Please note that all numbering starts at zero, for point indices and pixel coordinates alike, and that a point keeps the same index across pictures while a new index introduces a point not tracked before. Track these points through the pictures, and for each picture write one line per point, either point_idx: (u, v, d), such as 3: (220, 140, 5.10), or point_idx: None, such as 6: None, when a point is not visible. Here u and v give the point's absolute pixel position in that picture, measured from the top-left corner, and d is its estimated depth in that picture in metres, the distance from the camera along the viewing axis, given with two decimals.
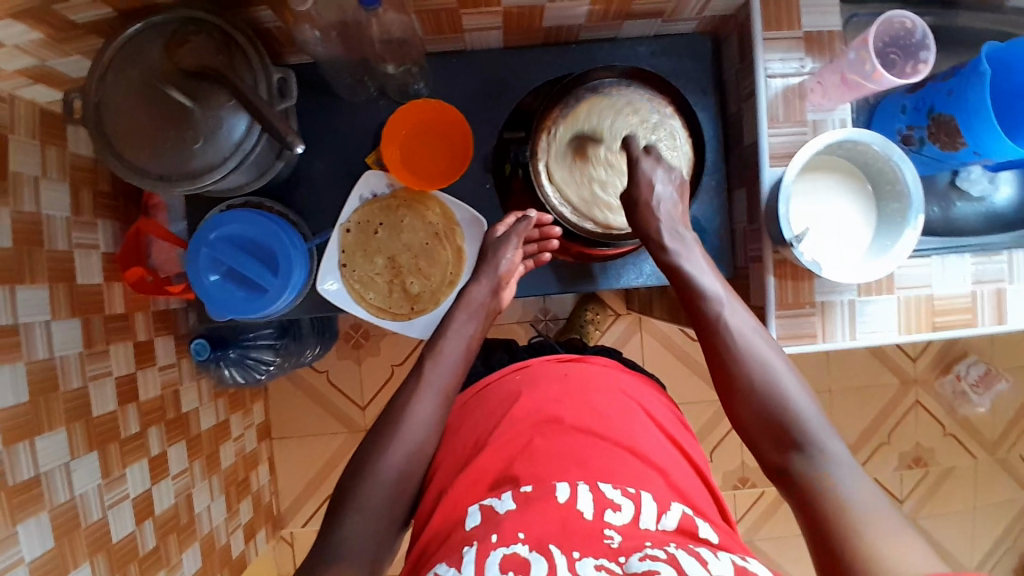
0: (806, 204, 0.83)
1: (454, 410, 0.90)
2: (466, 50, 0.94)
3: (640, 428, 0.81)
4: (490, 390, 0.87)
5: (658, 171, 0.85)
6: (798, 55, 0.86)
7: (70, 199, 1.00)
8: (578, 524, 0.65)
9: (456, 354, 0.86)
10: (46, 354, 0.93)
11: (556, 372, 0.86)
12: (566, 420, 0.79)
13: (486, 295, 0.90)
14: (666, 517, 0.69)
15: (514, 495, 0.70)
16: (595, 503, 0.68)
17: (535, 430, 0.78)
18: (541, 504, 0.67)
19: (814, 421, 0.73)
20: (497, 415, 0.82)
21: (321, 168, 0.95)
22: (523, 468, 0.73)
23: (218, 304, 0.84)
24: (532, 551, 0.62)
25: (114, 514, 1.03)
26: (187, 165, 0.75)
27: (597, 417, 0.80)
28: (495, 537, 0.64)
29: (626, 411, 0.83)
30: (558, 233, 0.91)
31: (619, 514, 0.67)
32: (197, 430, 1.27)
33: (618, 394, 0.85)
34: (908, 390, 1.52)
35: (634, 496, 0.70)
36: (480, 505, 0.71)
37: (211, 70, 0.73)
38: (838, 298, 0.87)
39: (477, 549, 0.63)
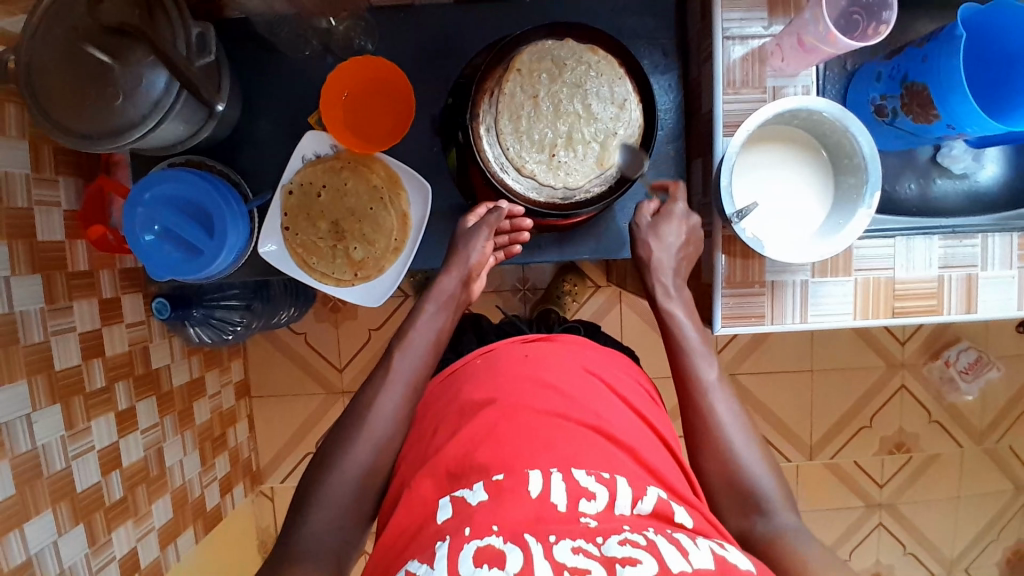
0: (758, 177, 0.78)
1: (425, 397, 0.88)
2: (414, 6, 0.90)
3: (610, 411, 0.78)
4: (460, 376, 0.85)
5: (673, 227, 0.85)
6: (760, 15, 0.80)
7: (30, 157, 1.00)
8: (551, 514, 0.63)
9: (424, 344, 0.84)
10: (6, 309, 0.95)
11: (518, 353, 0.84)
12: (530, 404, 0.75)
13: (457, 285, 0.87)
14: (641, 501, 0.66)
15: (486, 485, 0.66)
16: (568, 493, 0.65)
17: (500, 413, 0.74)
18: (514, 495, 0.64)
19: (773, 492, 0.72)
20: (461, 403, 0.79)
21: (266, 127, 0.93)
22: (488, 454, 0.69)
23: (155, 265, 0.84)
24: (507, 542, 0.59)
25: (79, 464, 1.07)
26: (108, 123, 0.74)
27: (562, 399, 0.76)
28: (468, 530, 0.61)
29: (594, 393, 0.80)
30: (529, 225, 0.89)
31: (593, 503, 0.64)
32: (168, 387, 1.30)
33: (582, 373, 0.82)
34: (894, 373, 1.47)
35: (608, 482, 0.67)
36: (451, 497, 0.68)
37: (129, 25, 0.71)
38: (791, 278, 0.83)
39: (449, 543, 0.60)
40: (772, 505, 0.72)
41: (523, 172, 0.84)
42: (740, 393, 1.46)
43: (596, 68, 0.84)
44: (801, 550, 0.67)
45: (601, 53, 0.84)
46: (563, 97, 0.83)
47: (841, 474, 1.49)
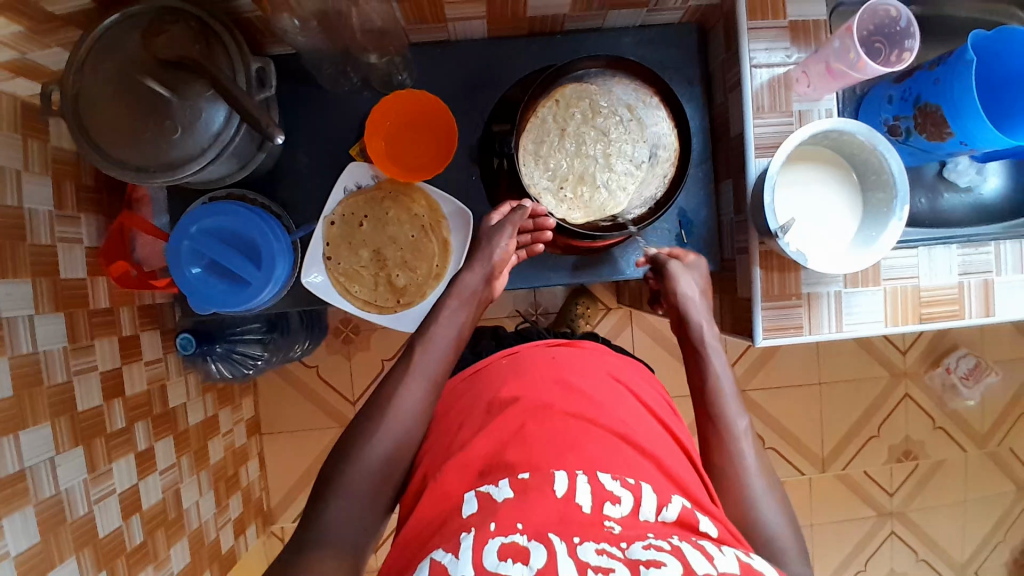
0: (794, 194, 0.83)
1: (445, 394, 0.85)
2: (450, 41, 0.94)
3: (634, 417, 0.76)
4: (484, 375, 0.82)
5: (693, 282, 0.88)
6: (783, 45, 0.86)
7: (53, 194, 0.98)
8: (575, 516, 0.61)
9: (446, 339, 0.82)
10: (30, 349, 0.90)
11: (544, 355, 0.82)
12: (558, 407, 0.73)
13: (479, 283, 0.86)
14: (667, 509, 0.64)
15: (511, 482, 0.65)
16: (594, 496, 0.63)
17: (527, 413, 0.73)
18: (539, 495, 0.63)
19: (781, 531, 0.71)
20: (484, 401, 0.77)
21: (304, 159, 0.95)
22: (515, 455, 0.68)
23: (201, 297, 0.84)
24: (531, 540, 0.57)
25: (100, 509, 1.00)
26: (165, 155, 0.75)
27: (590, 402, 0.75)
28: (493, 525, 0.60)
29: (617, 397, 0.78)
30: (552, 224, 0.87)
31: (617, 506, 0.62)
32: (184, 425, 1.25)
33: (607, 378, 0.80)
34: (898, 383, 1.53)
35: (634, 487, 0.65)
36: (476, 492, 0.66)
37: (189, 59, 0.73)
38: (825, 289, 0.87)
39: (474, 537, 0.59)
40: (787, 556, 0.69)
41: (563, 195, 0.89)
42: (753, 409, 1.50)
43: (630, 99, 0.88)
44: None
45: (637, 83, 0.87)
46: (599, 124, 0.88)
47: (852, 484, 1.53)
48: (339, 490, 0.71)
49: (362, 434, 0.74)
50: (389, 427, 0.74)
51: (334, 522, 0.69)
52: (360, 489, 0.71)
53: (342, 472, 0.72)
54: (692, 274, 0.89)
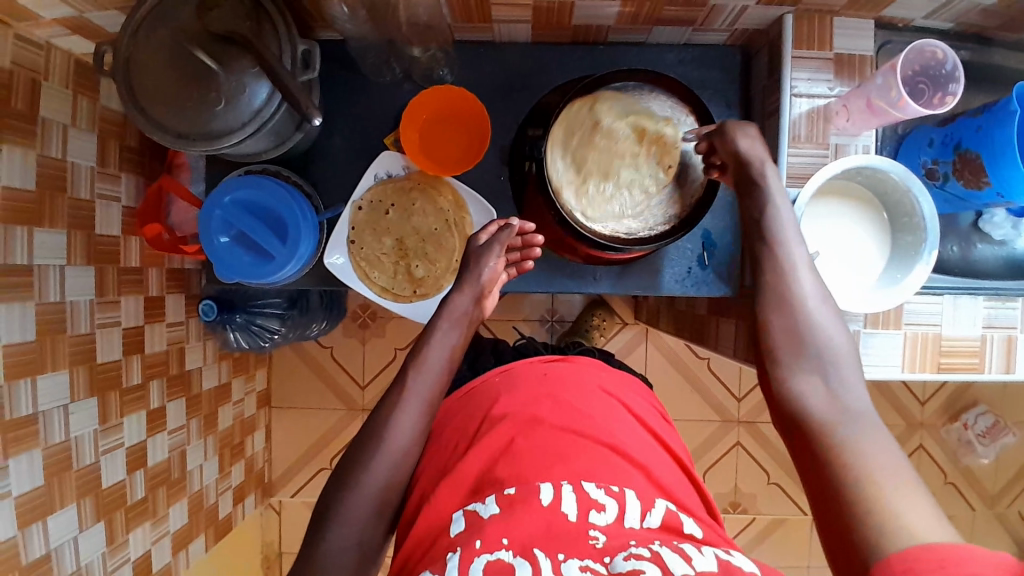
0: (819, 229, 0.82)
1: (441, 413, 0.84)
2: (494, 42, 0.95)
3: (625, 428, 0.76)
4: (477, 393, 0.82)
5: (752, 144, 0.78)
6: (826, 76, 0.85)
7: (97, 150, 1.01)
8: (562, 526, 0.62)
9: (440, 359, 0.81)
10: (58, 298, 0.94)
11: (537, 371, 0.82)
12: (546, 420, 0.74)
13: (470, 303, 0.85)
14: (650, 514, 0.66)
15: (498, 499, 0.65)
16: (579, 504, 0.64)
17: (516, 428, 0.73)
18: (525, 506, 0.63)
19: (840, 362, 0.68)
20: (477, 418, 0.78)
21: (339, 142, 0.97)
22: (505, 470, 0.68)
23: (225, 266, 0.86)
24: (517, 556, 0.59)
25: (106, 461, 1.03)
26: (206, 126, 0.77)
27: (580, 416, 0.75)
28: (479, 542, 0.61)
29: (607, 409, 0.78)
30: (541, 242, 0.90)
31: (602, 515, 0.64)
32: (197, 389, 1.28)
33: (599, 392, 0.80)
34: (913, 432, 1.49)
35: (618, 494, 0.66)
36: (464, 510, 0.67)
37: (238, 35, 0.75)
38: (843, 327, 0.86)
39: (461, 554, 0.60)
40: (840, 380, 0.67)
41: (591, 204, 0.88)
42: None
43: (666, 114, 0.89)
44: (858, 434, 0.62)
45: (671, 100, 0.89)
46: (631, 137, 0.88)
47: None
48: None
49: None
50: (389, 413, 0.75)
51: None
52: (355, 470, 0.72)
53: None
54: (749, 136, 0.79)
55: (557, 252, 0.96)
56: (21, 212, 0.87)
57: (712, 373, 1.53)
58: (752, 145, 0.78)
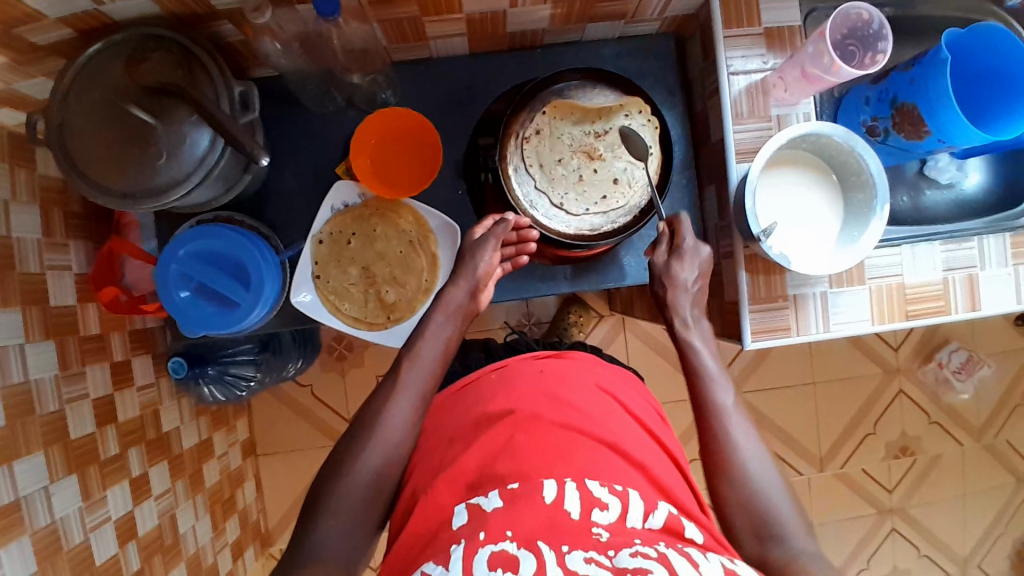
0: (776, 199, 0.84)
1: (433, 410, 0.85)
2: (432, 58, 0.95)
3: (622, 427, 0.76)
4: (473, 389, 0.83)
5: (690, 270, 0.84)
6: (759, 51, 0.87)
7: (42, 221, 0.98)
8: (565, 523, 0.62)
9: (433, 354, 0.81)
10: (21, 379, 0.91)
11: (533, 368, 0.82)
12: (546, 417, 0.74)
13: (464, 297, 0.84)
14: (653, 515, 0.65)
15: (501, 493, 0.66)
16: (582, 502, 0.64)
17: (516, 425, 0.73)
18: (528, 502, 0.64)
19: (789, 517, 0.71)
20: (472, 415, 0.78)
21: (291, 179, 0.96)
22: (505, 464, 0.69)
23: (188, 319, 0.83)
24: (521, 548, 0.59)
25: (96, 537, 0.99)
26: (151, 181, 0.75)
27: (578, 413, 0.75)
28: (483, 534, 0.61)
29: (604, 407, 0.78)
30: (536, 237, 0.85)
31: (605, 513, 0.63)
32: (178, 449, 1.24)
33: (596, 391, 0.80)
34: (892, 379, 1.54)
35: (621, 494, 0.66)
36: (466, 504, 0.67)
37: (172, 86, 0.73)
38: (810, 290, 0.87)
39: (465, 547, 0.61)
40: (788, 533, 0.69)
41: (556, 207, 0.87)
42: (749, 412, 1.50)
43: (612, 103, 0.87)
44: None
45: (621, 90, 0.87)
46: (592, 136, 0.86)
47: (852, 483, 1.54)
48: (335, 512, 0.71)
49: (352, 450, 0.74)
50: (380, 442, 0.74)
51: (328, 540, 0.69)
52: (352, 506, 0.71)
53: (334, 490, 0.72)
54: (687, 261, 0.84)
55: None
56: None
57: None
58: (689, 272, 0.84)
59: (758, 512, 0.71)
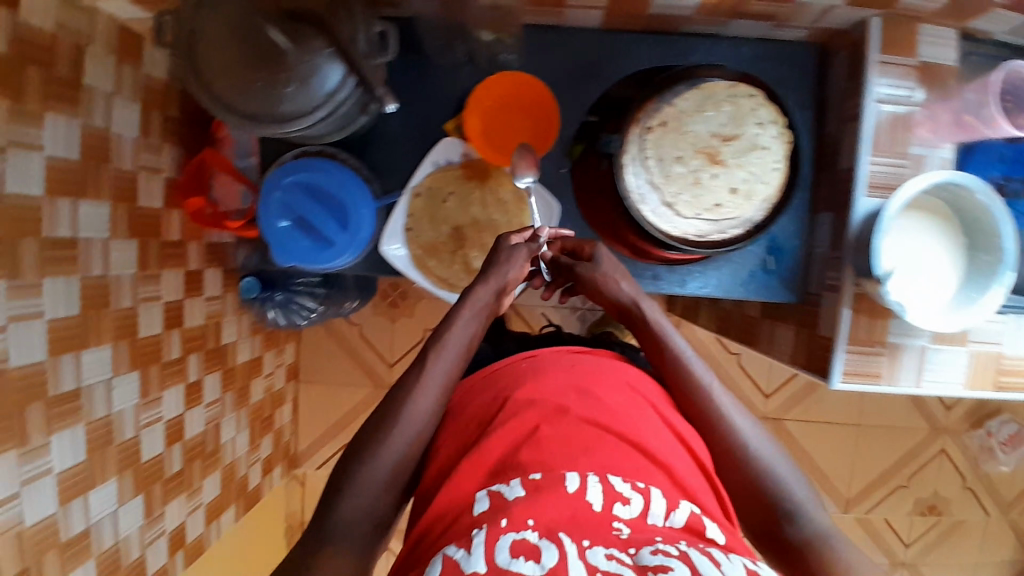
0: (901, 243, 0.79)
1: (462, 391, 0.82)
2: (563, 27, 0.91)
3: (650, 428, 0.72)
4: (501, 374, 0.79)
5: (630, 283, 0.87)
6: (909, 84, 0.82)
7: (140, 122, 0.98)
8: (588, 515, 0.60)
9: (457, 349, 0.79)
10: (102, 272, 0.91)
11: (566, 361, 0.79)
12: (572, 409, 0.71)
13: (491, 297, 0.82)
14: (675, 513, 0.63)
15: (523, 482, 0.63)
16: (604, 495, 0.62)
17: (541, 414, 0.70)
18: (551, 493, 0.61)
19: (798, 493, 0.74)
20: (497, 400, 0.74)
21: (397, 124, 0.94)
22: (528, 453, 0.66)
23: (284, 251, 0.84)
24: (543, 538, 0.57)
25: (146, 434, 1.01)
26: (273, 106, 0.73)
27: (604, 409, 0.71)
28: (504, 521, 0.59)
29: (635, 406, 0.74)
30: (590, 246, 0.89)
31: (627, 507, 0.62)
32: (233, 362, 1.26)
33: (626, 389, 0.76)
34: (936, 438, 1.51)
35: (644, 490, 0.64)
36: (488, 490, 0.64)
37: (313, 13, 0.70)
38: (909, 342, 0.84)
39: (486, 532, 0.58)
40: (796, 509, 0.72)
41: (666, 205, 0.82)
42: (786, 438, 1.49)
43: (749, 109, 0.81)
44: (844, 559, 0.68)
45: (758, 95, 0.82)
46: (719, 138, 0.81)
47: (872, 530, 1.52)
48: (399, 468, 0.70)
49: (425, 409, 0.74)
50: None
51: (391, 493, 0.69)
52: None
53: (401, 445, 0.72)
54: (625, 274, 0.88)
55: (606, 238, 0.95)
56: (59, 181, 0.82)
57: (744, 372, 1.47)
58: (628, 284, 0.87)
59: (764, 490, 0.74)
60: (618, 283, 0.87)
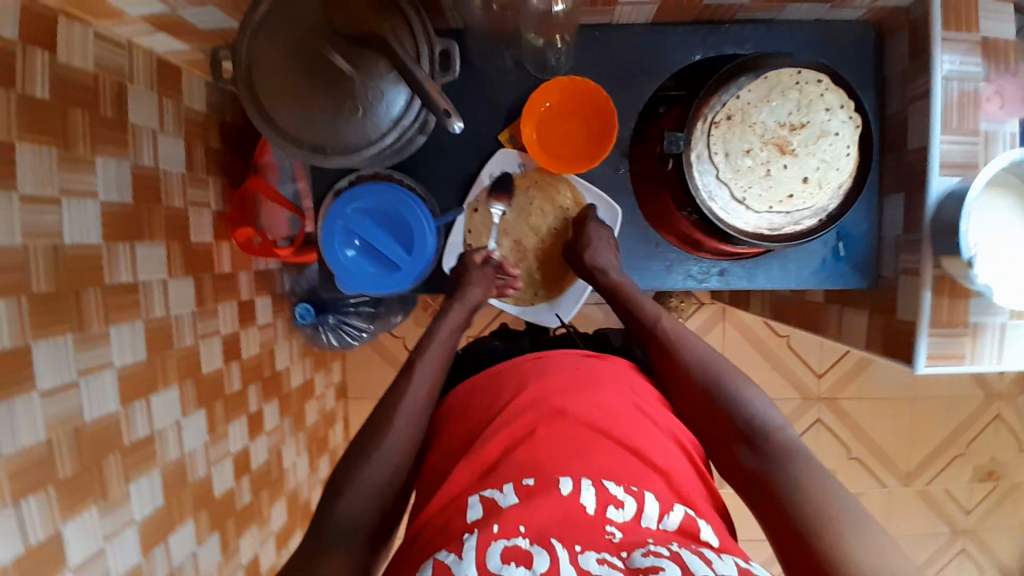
0: (982, 223, 0.78)
1: (467, 390, 0.80)
2: (611, 25, 0.90)
3: (649, 430, 0.68)
4: (507, 377, 0.76)
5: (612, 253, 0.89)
6: (975, 60, 0.79)
7: (185, 156, 0.96)
8: (580, 517, 0.56)
9: (440, 349, 0.79)
10: (163, 313, 0.88)
11: (572, 363, 0.77)
12: (574, 412, 0.67)
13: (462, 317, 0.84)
14: (670, 515, 0.59)
15: (516, 488, 0.59)
16: (598, 497, 0.58)
17: (540, 418, 0.67)
18: (547, 496, 0.58)
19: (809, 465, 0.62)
20: (498, 406, 0.72)
21: (449, 138, 0.92)
22: (524, 456, 0.63)
23: (350, 278, 0.84)
24: (534, 545, 0.54)
25: (217, 470, 1.00)
26: (341, 136, 0.72)
27: (606, 413, 0.68)
28: (497, 526, 0.55)
29: (639, 412, 0.70)
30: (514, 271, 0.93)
31: (620, 511, 0.57)
32: (288, 387, 1.25)
33: (630, 394, 0.73)
34: (991, 403, 1.50)
35: (637, 493, 0.59)
36: (480, 496, 0.60)
37: (375, 37, 0.69)
38: (991, 319, 0.81)
39: (478, 537, 0.55)
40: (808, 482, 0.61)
41: (737, 200, 0.81)
42: (838, 415, 1.49)
43: (815, 95, 0.80)
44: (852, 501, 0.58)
45: (826, 80, 0.80)
46: (786, 128, 0.80)
47: (931, 500, 1.52)
48: None
49: None
50: None
51: None
52: None
53: None
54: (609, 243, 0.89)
55: (663, 232, 0.94)
56: (118, 225, 0.80)
57: (792, 351, 1.47)
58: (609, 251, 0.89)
59: (760, 464, 0.64)
60: (599, 248, 0.88)
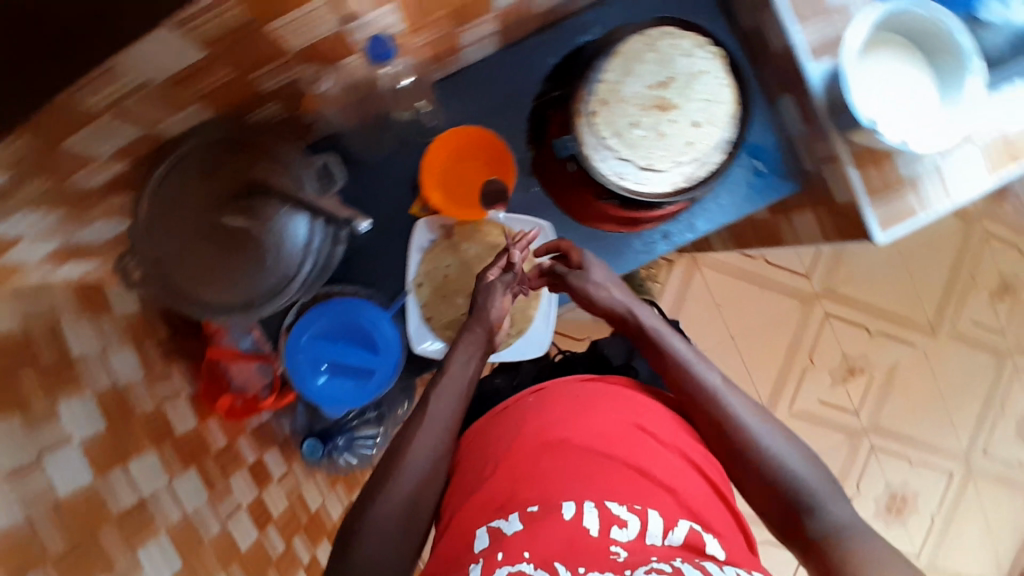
0: (868, 84, 0.81)
1: (473, 435, 0.79)
2: (465, 66, 0.92)
3: (651, 450, 0.70)
4: (508, 415, 0.76)
5: (599, 270, 0.84)
6: None
7: (139, 360, 0.89)
8: (583, 541, 0.60)
9: (455, 396, 0.74)
10: (180, 514, 0.86)
11: (572, 393, 0.77)
12: (576, 442, 0.70)
13: (485, 330, 0.79)
14: (673, 531, 0.63)
15: (521, 515, 0.63)
16: (601, 518, 0.62)
17: (542, 449, 0.69)
18: (548, 523, 0.61)
19: (823, 486, 0.68)
20: (505, 442, 0.73)
21: (368, 232, 0.94)
22: (528, 487, 0.66)
23: (333, 402, 0.85)
24: (536, 570, 0.58)
25: None
26: (264, 283, 0.73)
27: (611, 440, 0.70)
28: (500, 554, 0.60)
29: (640, 432, 0.72)
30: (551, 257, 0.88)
31: (625, 530, 0.61)
32: (331, 522, 1.24)
33: (632, 416, 0.74)
34: (973, 226, 1.52)
35: (640, 511, 0.63)
36: (488, 526, 0.64)
37: (258, 184, 0.72)
38: (922, 167, 0.83)
39: (482, 566, 0.59)
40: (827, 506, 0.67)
41: (645, 169, 0.83)
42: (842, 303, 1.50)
43: (671, 47, 0.82)
44: (867, 548, 0.62)
45: (673, 30, 0.83)
46: (659, 87, 0.82)
47: (963, 339, 1.53)
48: None
49: None
50: None
51: None
52: None
53: None
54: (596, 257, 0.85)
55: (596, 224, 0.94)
56: (106, 455, 0.78)
57: (773, 266, 1.48)
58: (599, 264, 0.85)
59: (781, 488, 0.69)
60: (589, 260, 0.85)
